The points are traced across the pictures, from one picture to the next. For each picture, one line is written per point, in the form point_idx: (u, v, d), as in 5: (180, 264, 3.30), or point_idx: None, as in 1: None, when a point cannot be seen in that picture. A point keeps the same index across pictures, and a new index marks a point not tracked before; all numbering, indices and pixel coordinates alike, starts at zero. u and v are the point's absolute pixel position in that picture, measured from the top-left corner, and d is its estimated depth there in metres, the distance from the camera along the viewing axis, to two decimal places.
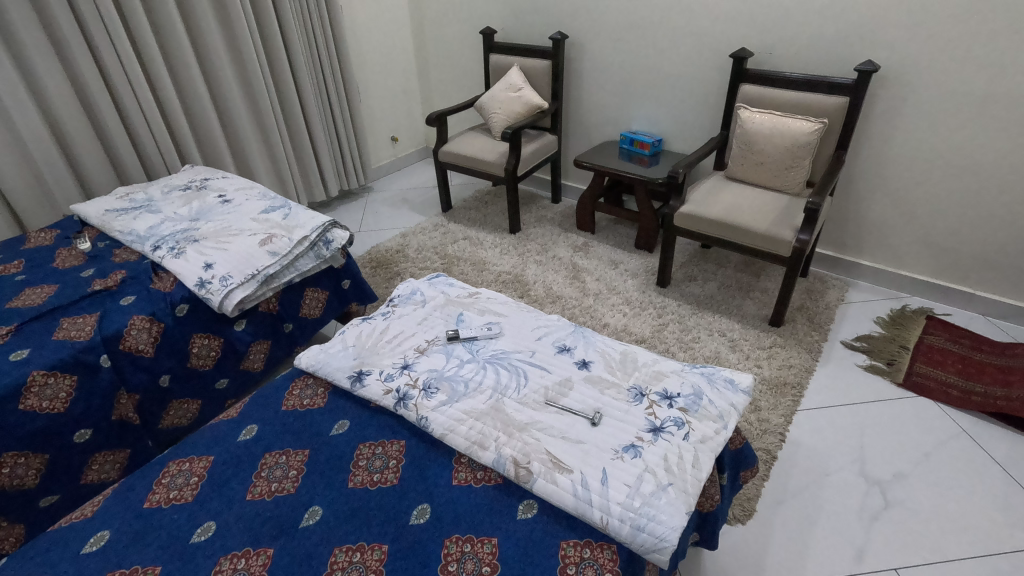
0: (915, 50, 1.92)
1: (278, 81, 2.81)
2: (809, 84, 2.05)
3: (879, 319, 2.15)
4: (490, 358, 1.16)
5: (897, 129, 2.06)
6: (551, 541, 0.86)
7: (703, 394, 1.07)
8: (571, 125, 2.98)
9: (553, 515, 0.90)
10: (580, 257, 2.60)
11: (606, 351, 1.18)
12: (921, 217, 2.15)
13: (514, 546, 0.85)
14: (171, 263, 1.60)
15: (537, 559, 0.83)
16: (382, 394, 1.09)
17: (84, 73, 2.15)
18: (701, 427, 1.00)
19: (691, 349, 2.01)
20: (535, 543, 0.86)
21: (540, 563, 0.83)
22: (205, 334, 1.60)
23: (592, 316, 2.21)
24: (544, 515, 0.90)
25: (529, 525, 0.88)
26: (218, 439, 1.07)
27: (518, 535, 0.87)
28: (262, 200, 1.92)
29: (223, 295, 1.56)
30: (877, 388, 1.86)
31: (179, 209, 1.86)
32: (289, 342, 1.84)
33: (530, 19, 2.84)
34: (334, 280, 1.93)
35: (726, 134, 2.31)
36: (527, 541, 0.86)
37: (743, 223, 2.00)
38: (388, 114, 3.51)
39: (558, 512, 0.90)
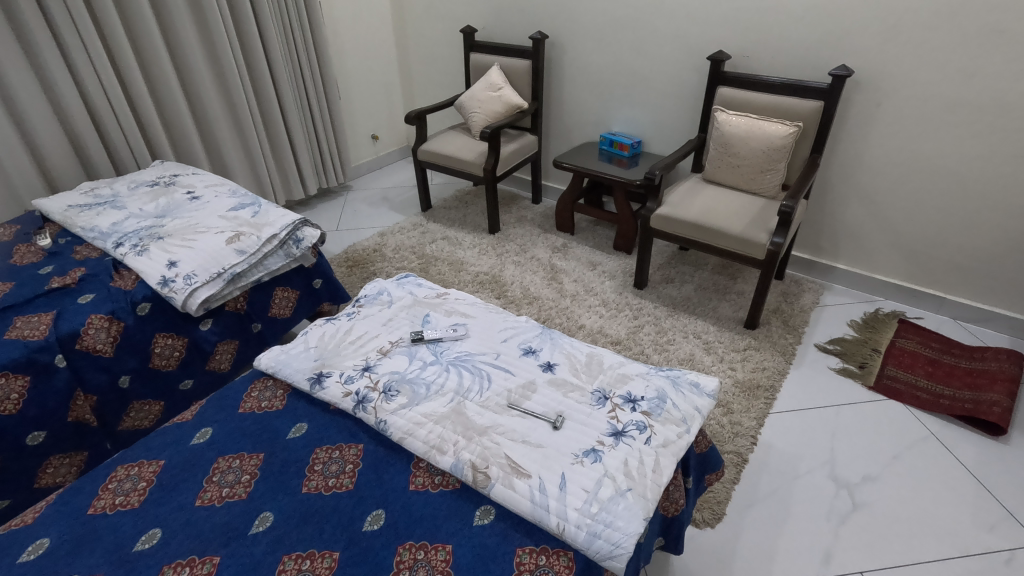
0: (888, 55, 1.93)
1: (253, 77, 2.76)
2: (784, 87, 2.06)
3: (853, 322, 2.16)
4: (454, 360, 1.14)
5: (871, 134, 2.08)
6: (507, 548, 0.84)
7: (667, 398, 1.06)
8: (551, 126, 2.97)
9: (511, 521, 0.88)
10: (559, 258, 2.59)
11: (572, 353, 1.17)
12: (894, 222, 2.17)
13: (467, 553, 0.83)
14: (132, 261, 1.56)
15: (491, 567, 0.81)
16: (342, 397, 1.06)
17: (49, 64, 2.09)
18: (664, 431, 0.99)
19: (666, 351, 2.01)
20: (490, 550, 0.84)
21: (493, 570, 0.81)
22: (168, 334, 1.56)
23: (569, 318, 2.20)
24: (501, 521, 0.88)
25: (485, 532, 0.87)
26: (170, 443, 1.04)
27: (472, 541, 0.85)
28: (231, 197, 1.88)
29: (186, 294, 1.52)
30: (848, 390, 1.87)
31: (145, 206, 1.81)
32: (258, 343, 1.80)
33: (511, 18, 2.83)
34: (305, 279, 1.90)
35: (704, 136, 2.31)
36: (482, 548, 0.84)
37: (719, 225, 2.00)
38: (368, 112, 3.47)
39: (514, 519, 0.88)
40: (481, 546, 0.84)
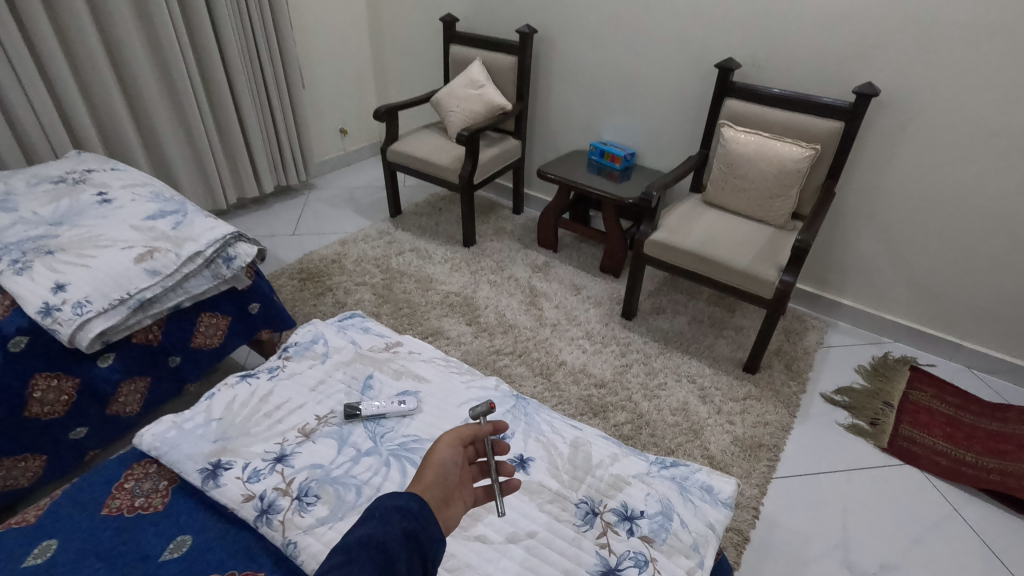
0: (917, 74, 1.71)
1: (200, 58, 2.43)
2: (800, 104, 1.83)
3: (861, 368, 1.95)
4: (398, 450, 0.87)
5: (892, 162, 1.85)
6: (402, 539, 0.60)
7: (673, 514, 0.81)
8: (537, 130, 2.71)
9: (411, 509, 0.63)
10: (539, 279, 2.33)
11: (551, 441, 0.91)
12: (910, 258, 1.96)
13: (350, 542, 0.58)
14: (8, 282, 1.24)
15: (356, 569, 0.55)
16: (240, 502, 0.79)
17: None
18: (670, 568, 0.74)
19: (657, 399, 1.76)
20: (382, 548, 0.58)
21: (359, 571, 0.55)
22: (52, 373, 1.25)
23: (548, 352, 1.93)
24: (404, 522, 0.62)
25: (341, 551, 0.56)
26: None
27: (355, 530, 0.59)
28: (151, 201, 1.57)
29: (75, 327, 1.22)
30: (859, 452, 1.65)
31: (41, 207, 1.49)
32: (175, 379, 1.50)
33: (496, 8, 2.55)
34: (238, 303, 1.60)
35: (706, 152, 2.07)
36: (340, 567, 0.55)
37: (720, 257, 1.77)
38: (336, 102, 3.16)
39: (414, 516, 0.63)
40: (371, 538, 0.58)
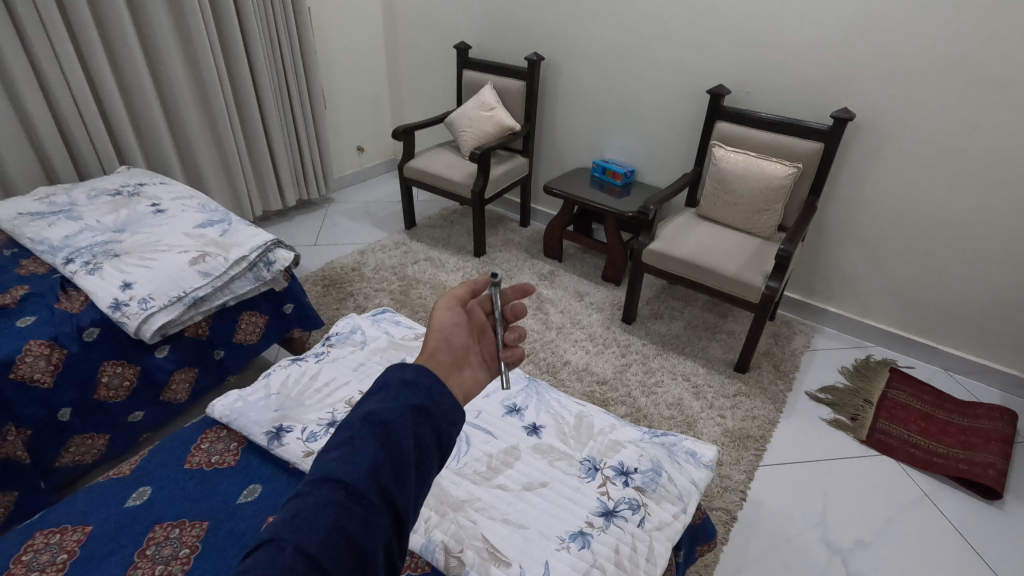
0: (889, 101, 1.88)
1: (235, 82, 2.62)
2: (784, 126, 2.01)
3: (844, 369, 2.10)
4: None
5: (869, 179, 2.03)
6: (406, 414, 0.61)
7: (662, 470, 0.97)
8: (543, 148, 2.90)
9: (416, 383, 0.65)
10: (545, 286, 2.50)
11: (559, 413, 1.07)
12: (888, 268, 2.12)
13: (355, 420, 0.60)
14: (82, 280, 1.42)
15: (357, 447, 0.57)
16: (302, 456, 0.95)
17: (8, 56, 1.92)
18: (659, 511, 0.90)
19: (654, 394, 1.92)
20: (385, 425, 0.59)
21: (360, 449, 0.57)
22: (117, 361, 1.42)
23: (554, 352, 2.10)
24: (409, 397, 0.63)
25: (347, 430, 0.59)
26: (101, 504, 0.93)
27: (361, 406, 0.62)
28: (200, 212, 1.75)
29: (140, 320, 1.39)
30: (839, 443, 1.80)
31: (103, 217, 1.68)
32: (219, 371, 1.66)
33: (506, 37, 2.76)
34: (275, 303, 1.77)
35: (700, 170, 2.25)
36: (344, 445, 0.58)
37: (712, 265, 1.93)
38: (354, 123, 3.37)
39: (420, 391, 0.64)
40: (374, 415, 0.60)
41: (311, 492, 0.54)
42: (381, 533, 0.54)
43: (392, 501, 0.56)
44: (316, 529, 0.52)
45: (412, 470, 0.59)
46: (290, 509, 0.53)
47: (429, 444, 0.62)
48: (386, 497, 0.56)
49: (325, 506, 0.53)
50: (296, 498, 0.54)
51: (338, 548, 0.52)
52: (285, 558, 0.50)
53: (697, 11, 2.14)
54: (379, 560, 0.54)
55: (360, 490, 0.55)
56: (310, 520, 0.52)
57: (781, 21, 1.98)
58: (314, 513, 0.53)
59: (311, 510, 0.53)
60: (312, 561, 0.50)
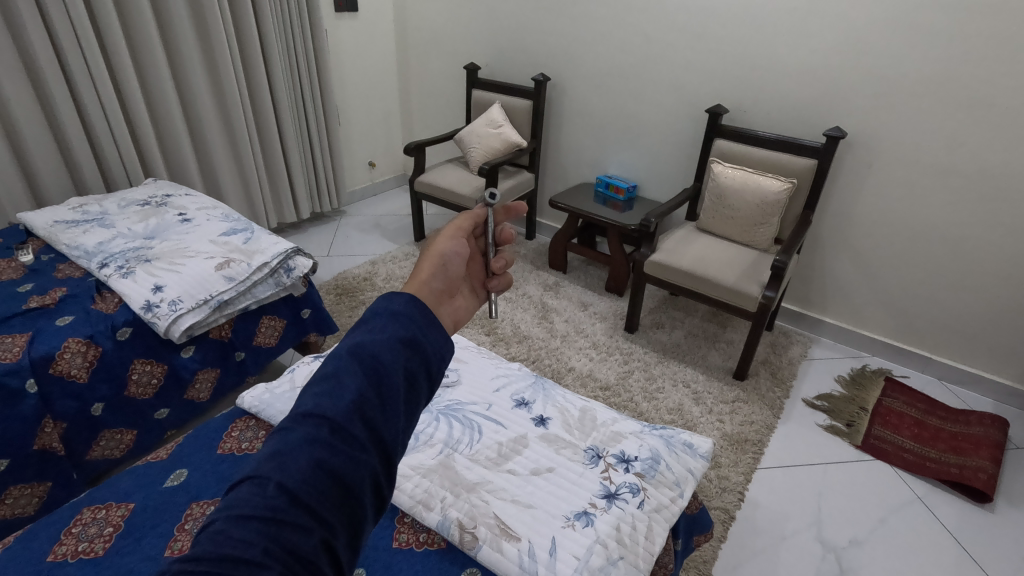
0: (879, 120, 1.98)
1: (255, 100, 2.74)
2: (779, 144, 2.11)
3: (840, 378, 2.17)
4: (444, 409, 1.12)
5: (861, 195, 2.11)
6: (397, 345, 0.54)
7: (660, 459, 1.04)
8: (549, 164, 3.01)
9: (408, 313, 0.57)
10: (550, 296, 2.58)
11: (565, 407, 1.16)
12: (882, 280, 2.20)
13: (339, 353, 0.52)
14: (117, 283, 1.52)
15: (342, 379, 0.49)
16: None
17: (46, 75, 2.03)
18: (657, 495, 0.97)
19: (655, 400, 1.98)
20: (374, 356, 0.52)
21: (346, 381, 0.49)
22: (147, 360, 1.51)
23: (558, 359, 2.17)
24: (400, 327, 0.55)
25: (331, 363, 0.51)
26: (142, 484, 1.01)
27: (347, 338, 0.54)
28: (224, 221, 1.85)
29: (170, 320, 1.47)
30: (834, 448, 1.86)
31: (134, 225, 1.78)
32: (239, 372, 1.74)
33: (514, 58, 2.88)
34: (293, 308, 1.86)
35: (699, 185, 2.35)
36: (329, 378, 0.50)
37: (710, 275, 2.02)
38: (367, 139, 3.49)
39: (413, 320, 0.56)
40: (362, 346, 0.52)
41: (294, 428, 0.47)
42: (370, 469, 0.48)
43: (382, 435, 0.49)
44: (297, 467, 0.44)
45: (402, 401, 0.52)
46: (270, 447, 0.46)
47: (421, 375, 0.54)
48: (375, 432, 0.49)
49: (307, 443, 0.46)
50: (276, 435, 0.47)
51: (323, 485, 0.45)
52: (263, 499, 0.43)
53: (696, 35, 2.25)
54: (367, 497, 0.47)
55: (347, 425, 0.47)
56: (291, 457, 0.45)
57: (775, 45, 2.09)
58: (296, 449, 0.45)
59: (292, 447, 0.45)
60: (295, 499, 0.43)
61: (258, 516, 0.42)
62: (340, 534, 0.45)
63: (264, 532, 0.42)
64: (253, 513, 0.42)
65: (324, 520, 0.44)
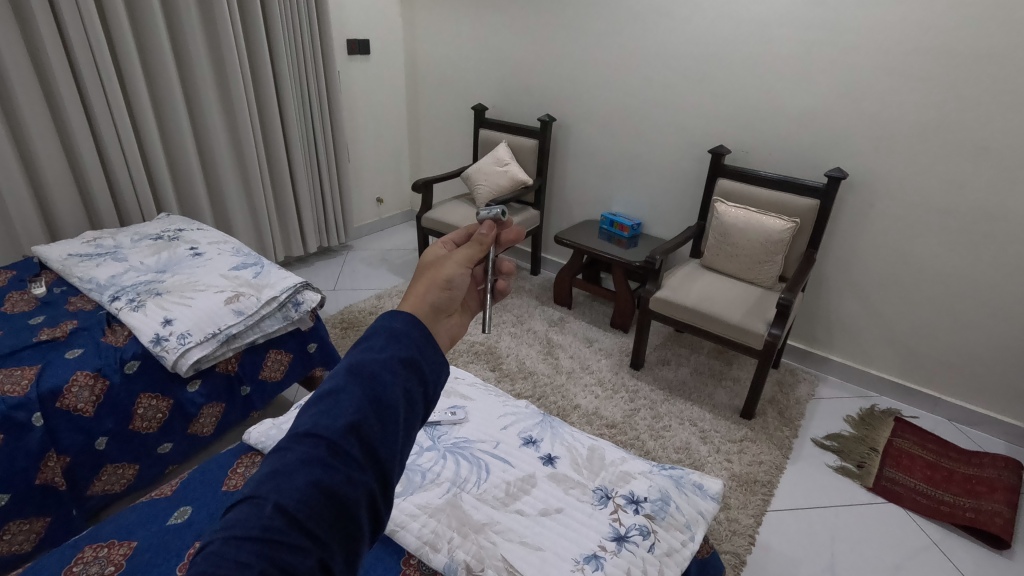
0: (879, 161, 2.01)
1: (267, 138, 2.82)
2: (781, 184, 2.14)
3: (849, 417, 2.14)
4: (451, 447, 1.12)
5: (864, 233, 2.13)
6: (395, 367, 0.54)
7: (670, 500, 1.03)
8: (554, 202, 3.06)
9: (406, 335, 0.56)
10: (555, 332, 2.58)
11: (573, 445, 1.15)
12: (888, 319, 2.19)
13: (337, 374, 0.52)
14: (127, 316, 1.53)
15: (339, 400, 0.49)
16: None
17: (69, 114, 2.10)
18: (667, 538, 0.96)
19: (662, 438, 1.96)
20: (372, 376, 0.51)
21: (344, 400, 0.49)
22: (153, 394, 1.51)
23: (564, 396, 2.16)
24: (398, 348, 0.55)
25: (328, 383, 0.51)
26: (146, 522, 1.00)
27: (344, 359, 0.54)
28: (234, 256, 1.88)
29: (178, 354, 1.48)
30: (846, 490, 1.83)
31: (147, 259, 1.81)
32: (244, 407, 1.73)
33: (521, 99, 2.96)
34: (300, 342, 1.87)
35: (703, 223, 2.38)
36: (327, 397, 0.50)
37: (715, 312, 2.02)
38: (375, 176, 3.56)
39: (410, 343, 0.56)
40: (360, 366, 0.52)
41: (292, 447, 0.47)
42: (366, 489, 0.47)
43: (378, 456, 0.49)
44: (295, 486, 0.44)
45: (400, 421, 0.51)
46: (267, 467, 0.46)
47: (418, 396, 0.54)
48: (372, 452, 0.49)
49: (305, 462, 0.45)
50: (274, 455, 0.47)
51: (320, 505, 0.44)
52: (260, 519, 0.43)
53: (698, 79, 2.33)
54: (363, 516, 0.47)
55: (343, 445, 0.47)
56: (289, 478, 0.45)
57: (776, 90, 2.15)
58: (294, 469, 0.45)
59: (289, 468, 0.45)
60: (292, 519, 0.43)
61: (254, 535, 0.41)
62: (335, 552, 0.44)
63: (261, 552, 0.41)
64: (249, 533, 0.42)
65: (320, 539, 0.44)
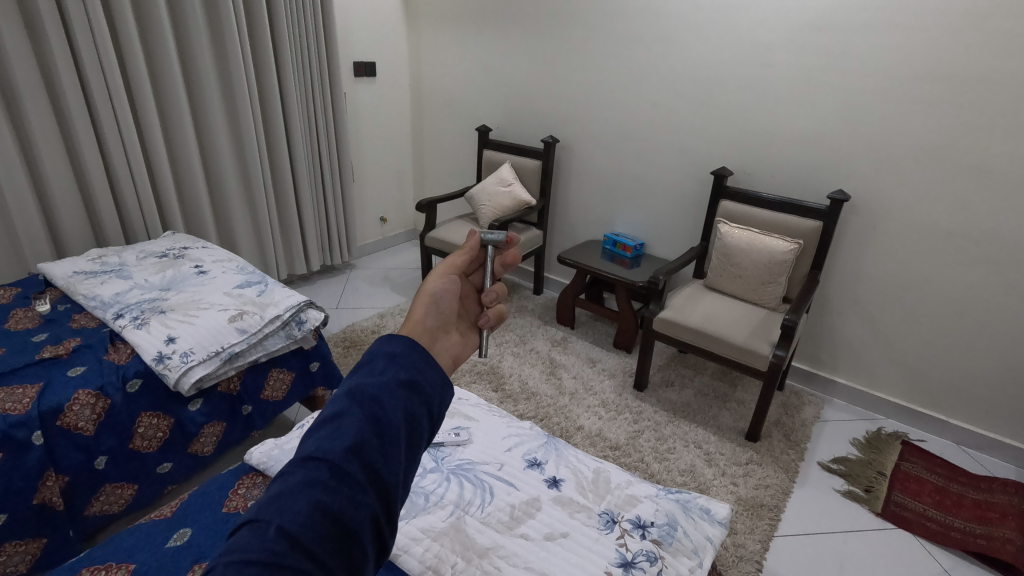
0: (881, 184, 2.03)
1: (273, 158, 2.85)
2: (784, 205, 2.15)
3: (856, 440, 2.12)
4: (455, 469, 1.10)
5: (868, 255, 2.13)
6: (395, 389, 0.53)
7: (677, 525, 1.01)
8: (557, 222, 3.07)
9: (406, 357, 0.56)
10: (558, 352, 2.57)
11: (578, 468, 1.14)
12: (893, 341, 2.18)
13: (339, 397, 0.52)
14: (130, 334, 1.53)
15: (341, 422, 0.49)
16: None
17: (79, 133, 2.13)
18: (675, 564, 0.94)
19: (667, 461, 1.94)
20: (373, 399, 0.51)
21: (345, 423, 0.49)
22: (154, 413, 1.50)
23: (567, 417, 2.14)
24: (398, 370, 0.55)
25: (330, 406, 0.51)
26: (145, 544, 0.99)
27: (345, 382, 0.54)
28: (238, 274, 1.89)
29: (181, 372, 1.47)
30: (855, 515, 1.80)
31: (151, 276, 1.81)
32: (246, 426, 1.72)
33: (524, 121, 3.00)
34: (303, 361, 1.86)
35: (706, 244, 2.39)
36: (329, 420, 0.50)
37: (720, 333, 2.01)
38: (380, 196, 3.59)
39: (410, 365, 0.55)
40: (361, 389, 0.52)
41: (295, 470, 0.47)
42: (370, 511, 0.47)
43: (381, 479, 0.48)
44: (297, 509, 0.44)
45: (402, 444, 0.51)
46: (272, 490, 0.46)
47: (421, 418, 0.53)
48: (374, 475, 0.48)
49: (307, 486, 0.45)
50: (280, 478, 0.47)
51: (322, 527, 0.44)
52: (263, 542, 0.43)
53: (700, 102, 2.35)
54: (367, 540, 0.46)
55: (345, 467, 0.46)
56: (292, 501, 0.44)
57: (777, 113, 2.18)
58: (297, 493, 0.45)
59: (292, 491, 0.45)
60: (295, 542, 0.43)
61: (256, 558, 0.41)
62: None
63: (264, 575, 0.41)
64: (251, 557, 0.42)
65: (323, 563, 0.43)
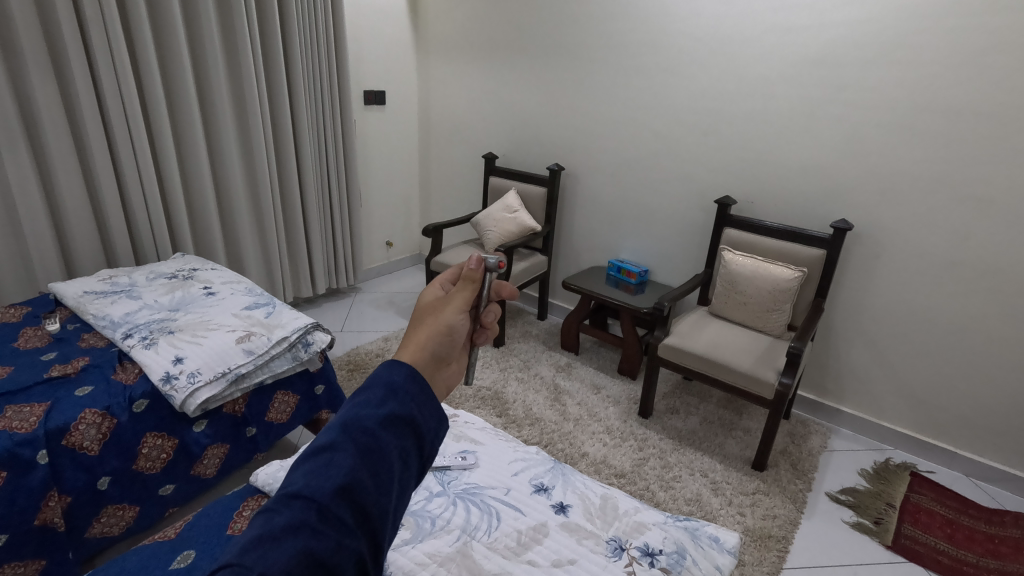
0: (883, 214, 2.05)
1: (283, 182, 2.89)
2: (788, 234, 2.17)
3: (864, 471, 2.09)
4: (461, 493, 1.10)
5: (871, 284, 2.15)
6: (390, 424, 0.53)
7: (686, 553, 1.00)
8: (562, 248, 3.09)
9: (404, 390, 0.56)
10: (562, 377, 2.57)
11: (585, 494, 1.13)
12: (899, 370, 2.17)
13: (331, 430, 0.52)
14: (139, 353, 1.54)
15: (333, 458, 0.49)
16: None
17: (95, 156, 2.18)
18: None
19: (672, 489, 1.91)
20: (366, 434, 0.51)
21: (337, 460, 0.49)
22: (158, 434, 1.49)
23: (571, 444, 2.12)
24: (394, 403, 0.54)
25: (322, 440, 0.51)
26: (147, 566, 0.98)
27: (339, 414, 0.54)
28: (247, 295, 1.90)
29: (188, 393, 1.47)
30: (864, 548, 1.76)
31: (160, 297, 1.83)
32: (249, 448, 1.71)
33: (530, 149, 3.05)
34: (308, 383, 1.86)
35: (710, 271, 2.40)
36: (320, 455, 0.50)
37: (725, 360, 2.01)
38: (386, 221, 3.63)
39: (407, 400, 0.55)
40: (354, 423, 0.52)
41: (283, 510, 0.47)
42: (356, 553, 0.47)
43: (370, 518, 0.49)
44: (282, 554, 0.44)
45: (393, 481, 0.51)
46: (256, 531, 0.46)
47: (412, 453, 0.54)
48: (363, 514, 0.48)
49: (295, 529, 0.45)
50: (265, 517, 0.47)
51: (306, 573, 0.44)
52: None
53: (703, 132, 2.40)
54: None
55: (334, 508, 0.47)
56: (277, 545, 0.45)
57: (779, 144, 2.22)
58: (284, 536, 0.45)
59: (278, 534, 0.45)
60: None
61: None
62: None
63: None
64: None
65: None
